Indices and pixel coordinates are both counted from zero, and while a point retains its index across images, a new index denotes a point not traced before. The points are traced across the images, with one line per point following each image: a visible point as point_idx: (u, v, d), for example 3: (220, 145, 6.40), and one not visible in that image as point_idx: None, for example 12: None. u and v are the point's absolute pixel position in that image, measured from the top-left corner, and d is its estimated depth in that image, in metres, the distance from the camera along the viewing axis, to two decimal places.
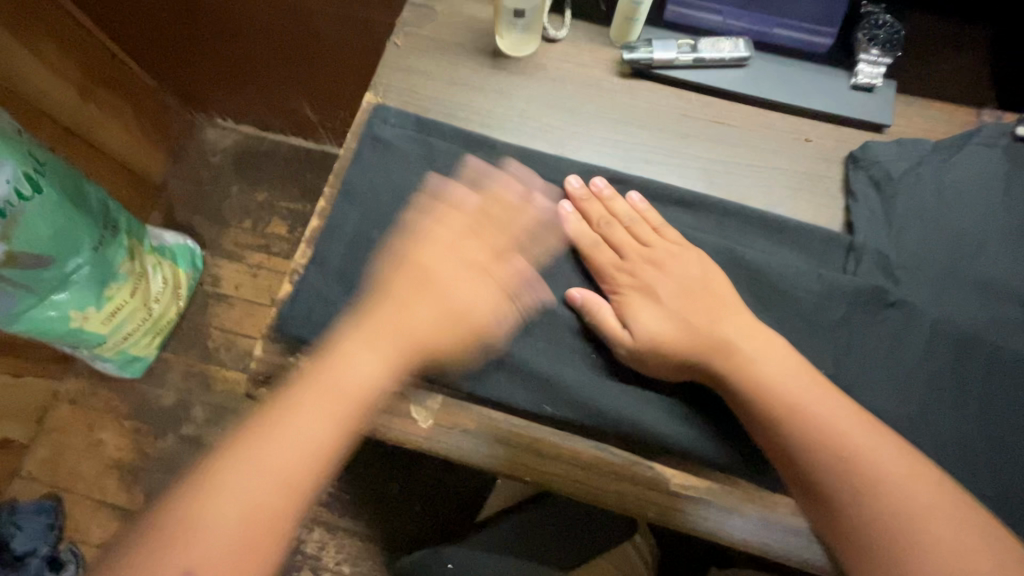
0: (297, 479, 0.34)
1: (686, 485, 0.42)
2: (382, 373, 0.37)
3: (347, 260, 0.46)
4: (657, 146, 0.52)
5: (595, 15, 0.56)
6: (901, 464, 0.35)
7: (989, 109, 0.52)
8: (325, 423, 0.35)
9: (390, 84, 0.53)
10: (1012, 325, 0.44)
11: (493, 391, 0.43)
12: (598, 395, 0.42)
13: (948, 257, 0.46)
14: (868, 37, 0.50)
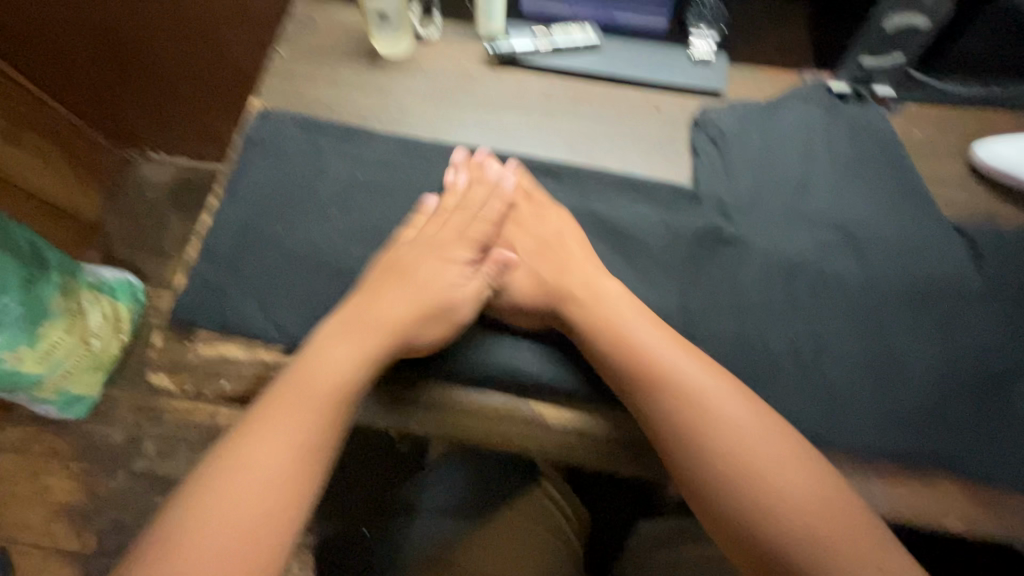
0: (342, 389, 0.39)
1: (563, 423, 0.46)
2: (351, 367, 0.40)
3: (233, 255, 0.49)
4: (522, 127, 0.57)
5: (460, 11, 0.61)
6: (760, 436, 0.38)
7: (809, 70, 0.59)
8: (354, 363, 0.40)
9: (274, 90, 0.57)
10: (837, 249, 0.50)
11: None
12: (469, 342, 0.47)
13: (771, 198, 0.53)
14: (696, 16, 0.58)
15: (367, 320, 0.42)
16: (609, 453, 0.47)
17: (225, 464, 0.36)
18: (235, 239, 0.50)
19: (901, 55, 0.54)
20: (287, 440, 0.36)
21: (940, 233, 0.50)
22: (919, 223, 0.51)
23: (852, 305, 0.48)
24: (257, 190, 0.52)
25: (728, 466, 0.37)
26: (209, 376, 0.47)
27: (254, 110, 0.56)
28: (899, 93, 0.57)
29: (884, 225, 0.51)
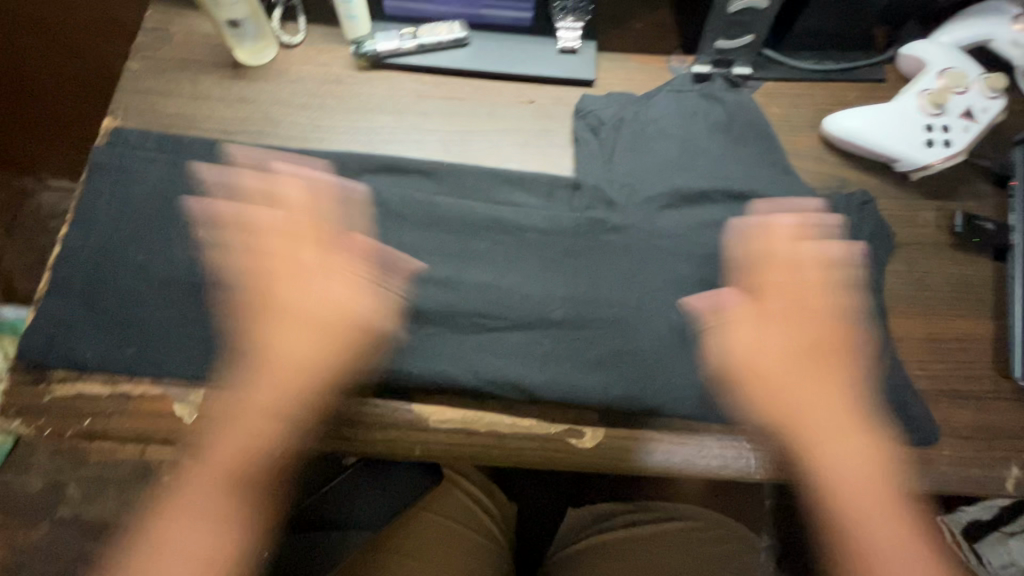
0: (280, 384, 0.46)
1: (546, 433, 0.47)
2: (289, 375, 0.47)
3: (92, 291, 0.47)
4: (397, 130, 0.56)
5: (323, 15, 0.60)
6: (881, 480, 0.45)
7: (675, 55, 0.61)
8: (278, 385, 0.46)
9: (128, 107, 0.55)
10: (711, 224, 0.52)
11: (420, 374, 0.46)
12: (523, 369, 0.46)
13: (644, 180, 0.54)
14: (560, 8, 0.59)
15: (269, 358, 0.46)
16: (497, 451, 0.47)
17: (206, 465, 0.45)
18: (97, 273, 0.47)
19: (750, 35, 0.56)
20: (203, 514, 0.45)
21: (803, 201, 0.52)
22: (783, 193, 0.53)
23: (720, 278, 0.50)
24: (113, 214, 0.49)
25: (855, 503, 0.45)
26: (62, 419, 0.45)
27: (108, 130, 0.54)
28: (756, 72, 0.60)
29: (749, 198, 0.53)
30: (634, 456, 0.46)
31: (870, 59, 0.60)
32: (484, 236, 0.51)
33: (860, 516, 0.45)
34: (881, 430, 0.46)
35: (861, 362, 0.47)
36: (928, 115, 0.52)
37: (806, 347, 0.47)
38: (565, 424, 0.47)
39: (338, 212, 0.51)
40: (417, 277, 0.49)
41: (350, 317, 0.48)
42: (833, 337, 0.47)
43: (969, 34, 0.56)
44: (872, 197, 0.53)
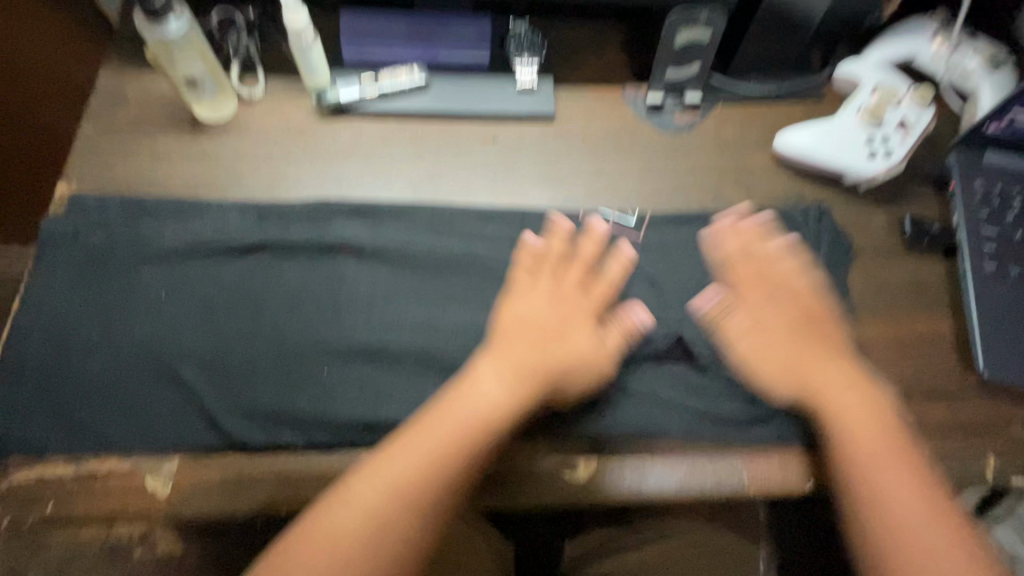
0: (483, 418, 0.43)
1: (541, 465, 0.47)
2: (504, 389, 0.44)
3: (50, 370, 0.45)
4: (366, 177, 0.57)
5: (282, 67, 0.60)
6: (897, 483, 0.40)
7: (630, 86, 0.63)
8: (436, 463, 0.41)
9: (84, 171, 0.53)
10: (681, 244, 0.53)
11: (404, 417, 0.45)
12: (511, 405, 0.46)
13: (612, 211, 0.56)
14: (516, 46, 0.61)
15: (442, 432, 0.42)
16: (490, 493, 0.46)
17: (317, 528, 0.39)
18: (53, 349, 0.45)
19: (697, 64, 0.60)
20: (376, 527, 0.39)
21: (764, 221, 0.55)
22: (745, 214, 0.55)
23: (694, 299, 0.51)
24: (72, 285, 0.48)
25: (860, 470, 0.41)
26: (19, 509, 0.42)
27: (63, 196, 0.52)
28: (707, 97, 0.63)
29: (707, 219, 0.55)
30: (627, 483, 0.46)
31: (810, 79, 0.63)
32: (460, 277, 0.51)
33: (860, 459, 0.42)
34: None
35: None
36: (866, 130, 0.56)
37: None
38: (560, 455, 0.47)
39: (311, 263, 0.50)
40: (397, 321, 0.49)
41: (331, 372, 0.47)
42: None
43: (894, 52, 0.61)
44: (827, 208, 0.56)
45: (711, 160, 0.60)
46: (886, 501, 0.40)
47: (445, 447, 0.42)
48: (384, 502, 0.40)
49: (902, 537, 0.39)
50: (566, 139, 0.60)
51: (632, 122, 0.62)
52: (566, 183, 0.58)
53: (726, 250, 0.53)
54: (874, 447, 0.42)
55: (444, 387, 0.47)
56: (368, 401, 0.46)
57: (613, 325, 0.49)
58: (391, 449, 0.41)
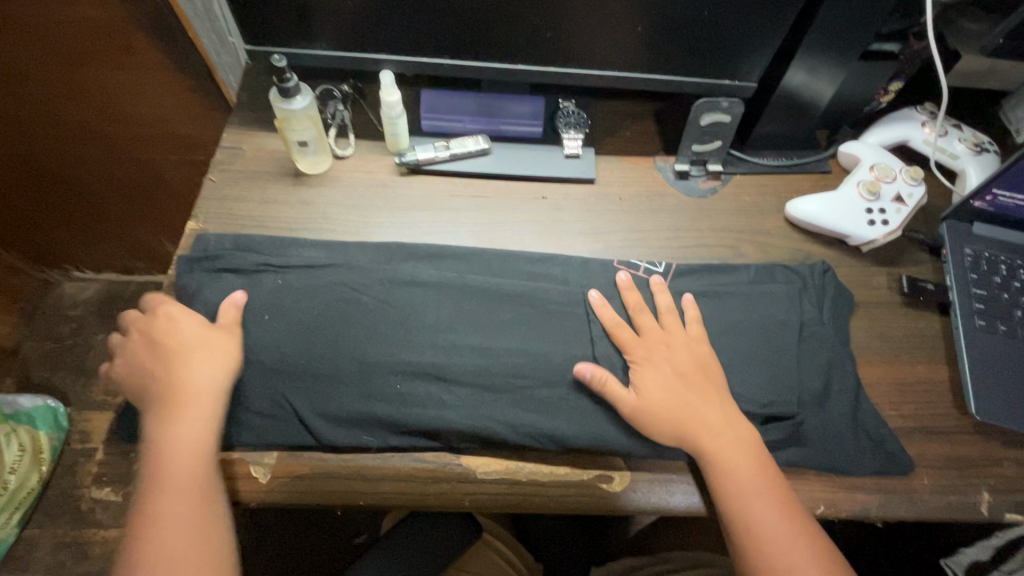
0: (196, 452, 0.49)
1: (580, 475, 0.54)
2: (201, 436, 0.50)
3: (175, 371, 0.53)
4: (436, 224, 0.67)
5: (369, 132, 0.73)
6: (765, 511, 0.49)
7: (660, 156, 0.74)
8: (208, 423, 0.51)
9: (209, 211, 0.65)
10: (706, 290, 0.61)
11: (464, 427, 0.53)
12: (556, 422, 0.53)
13: (641, 261, 0.66)
14: (565, 123, 0.72)
15: (184, 397, 0.51)
16: (537, 499, 0.53)
17: (146, 520, 0.46)
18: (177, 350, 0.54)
19: (718, 141, 0.70)
20: (187, 524, 0.46)
21: (772, 274, 0.63)
22: (757, 271, 0.64)
23: (719, 338, 0.58)
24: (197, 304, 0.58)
25: (744, 503, 0.49)
26: None
27: (192, 230, 0.63)
28: (727, 168, 0.73)
29: (725, 270, 0.64)
30: (658, 497, 0.53)
31: (817, 155, 0.73)
32: (509, 311, 0.59)
33: (730, 490, 0.50)
34: (867, 463, 0.53)
35: (843, 403, 0.56)
36: (866, 200, 0.65)
37: (796, 393, 0.55)
38: (596, 468, 0.54)
39: (387, 290, 0.59)
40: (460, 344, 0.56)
41: (402, 385, 0.54)
42: (816, 384, 0.56)
43: (890, 135, 0.71)
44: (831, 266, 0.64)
45: (730, 221, 0.69)
46: (759, 531, 0.48)
47: (197, 467, 0.49)
48: (192, 506, 0.47)
49: (777, 560, 0.47)
50: (604, 199, 0.71)
51: (662, 186, 0.72)
52: (604, 235, 0.68)
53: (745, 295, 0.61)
54: (745, 480, 0.50)
55: (500, 403, 0.54)
56: (433, 411, 0.53)
57: (659, 355, 0.55)
58: (153, 491, 0.47)
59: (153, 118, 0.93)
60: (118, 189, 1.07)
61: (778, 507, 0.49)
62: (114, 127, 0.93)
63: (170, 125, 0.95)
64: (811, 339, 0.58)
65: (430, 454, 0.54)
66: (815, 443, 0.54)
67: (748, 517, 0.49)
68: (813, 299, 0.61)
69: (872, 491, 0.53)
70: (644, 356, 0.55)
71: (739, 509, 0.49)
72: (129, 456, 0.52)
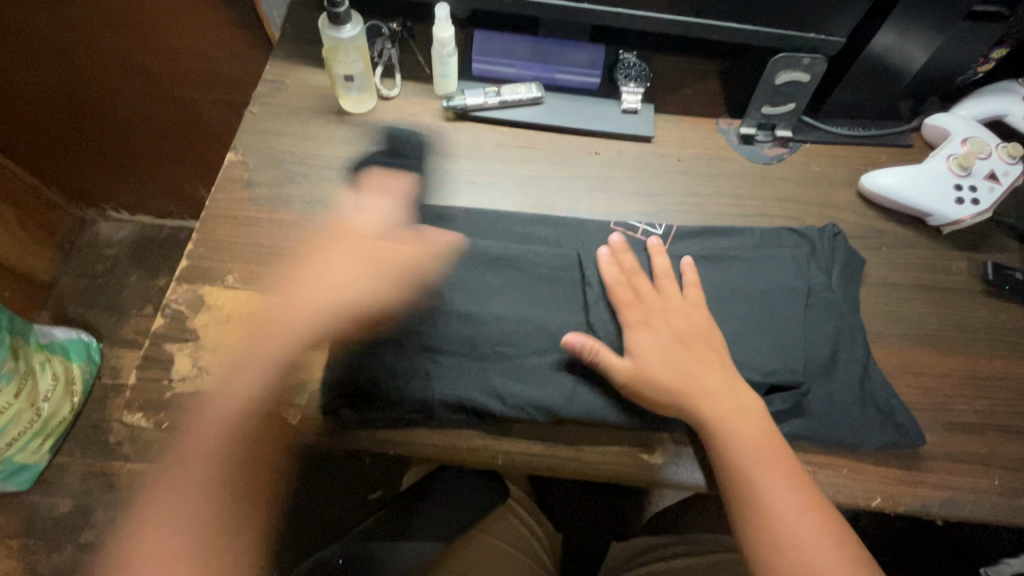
0: None
1: (610, 442, 0.51)
2: None
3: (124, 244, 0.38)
4: (480, 173, 0.64)
5: (416, 73, 0.69)
6: (774, 489, 0.45)
7: (723, 118, 0.69)
8: None
9: (248, 144, 0.62)
10: (768, 259, 0.56)
11: (457, 393, 0.50)
12: (564, 395, 0.50)
13: (639, 222, 0.61)
14: (625, 75, 0.67)
15: None
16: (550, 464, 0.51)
17: None
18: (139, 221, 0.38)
19: (792, 103, 0.64)
20: None
21: (780, 239, 0.58)
22: (761, 233, 0.59)
23: (768, 307, 0.54)
24: (232, 239, 0.56)
25: (749, 479, 0.46)
26: (177, 415, 0.49)
27: (230, 162, 0.61)
28: (797, 134, 0.67)
29: (727, 231, 0.59)
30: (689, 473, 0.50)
31: (898, 127, 0.67)
32: (495, 271, 0.55)
33: (733, 465, 0.46)
34: (876, 435, 0.49)
35: (851, 372, 0.52)
36: (955, 176, 0.59)
37: (802, 362, 0.51)
38: (625, 436, 0.51)
39: (390, 237, 0.55)
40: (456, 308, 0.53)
41: (392, 358, 0.51)
42: (822, 355, 0.52)
43: (984, 108, 0.64)
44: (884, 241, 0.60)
45: (797, 192, 0.64)
46: (779, 508, 0.45)
47: None
48: None
49: (785, 540, 0.44)
50: (661, 159, 0.66)
51: (724, 150, 0.67)
52: (659, 198, 0.64)
53: (752, 262, 0.56)
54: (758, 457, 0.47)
55: (499, 368, 0.51)
56: (428, 371, 0.50)
57: (659, 322, 0.52)
58: None
59: (194, 52, 0.90)
60: (157, 130, 1.07)
61: (787, 485, 0.45)
62: (153, 59, 0.91)
63: (212, 61, 0.92)
64: (818, 306, 0.54)
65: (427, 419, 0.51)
66: (881, 430, 0.49)
67: (757, 494, 0.45)
68: (834, 266, 0.57)
69: (935, 487, 0.49)
70: (642, 322, 0.52)
71: (745, 484, 0.46)
72: (159, 382, 0.50)
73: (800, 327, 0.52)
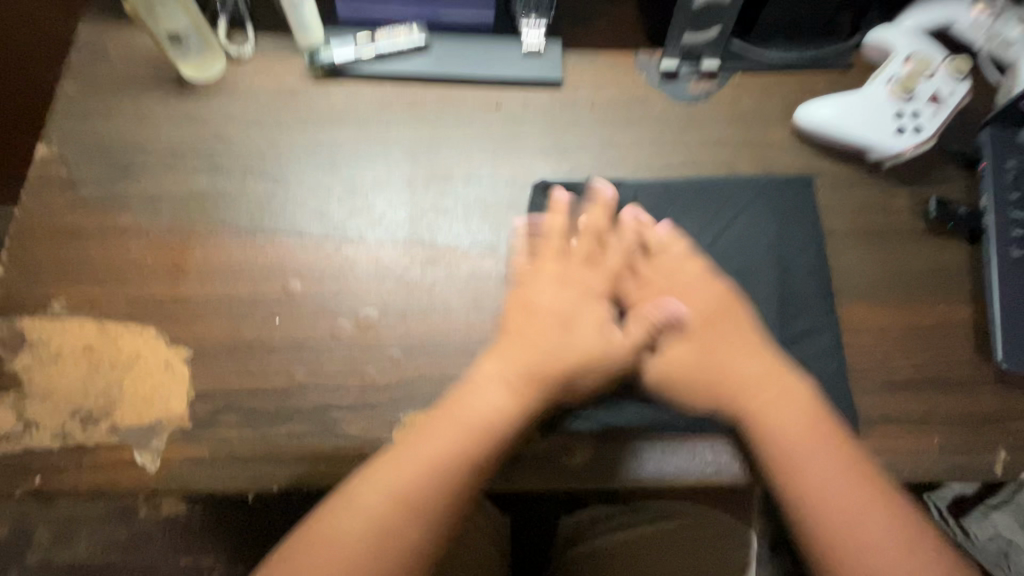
0: None
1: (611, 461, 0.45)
2: None
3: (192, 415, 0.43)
4: (359, 143, 0.54)
5: (272, 23, 0.57)
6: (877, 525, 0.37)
7: (643, 51, 0.59)
8: None
9: (65, 132, 0.50)
10: (745, 229, 0.51)
11: (334, 409, 0.44)
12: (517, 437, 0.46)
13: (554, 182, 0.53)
14: (523, 6, 0.57)
15: None
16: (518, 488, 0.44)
17: None
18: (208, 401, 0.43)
19: (717, 28, 0.55)
20: None
21: (772, 212, 0.52)
22: (760, 208, 0.52)
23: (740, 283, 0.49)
24: (52, 257, 0.46)
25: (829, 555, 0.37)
26: (5, 480, 0.40)
27: (43, 158, 0.49)
28: (726, 65, 0.58)
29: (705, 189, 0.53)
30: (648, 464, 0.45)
31: (837, 47, 0.59)
32: (377, 269, 0.49)
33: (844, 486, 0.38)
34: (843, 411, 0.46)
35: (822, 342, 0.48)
36: (896, 103, 0.53)
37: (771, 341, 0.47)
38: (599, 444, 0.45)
39: (250, 245, 0.49)
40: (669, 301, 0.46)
41: (251, 393, 0.44)
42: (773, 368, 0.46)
43: (930, 18, 0.56)
44: (817, 181, 0.54)
45: (726, 133, 0.56)
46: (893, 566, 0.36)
47: None
48: None
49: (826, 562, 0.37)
50: (573, 107, 0.57)
51: (645, 90, 0.58)
52: (571, 154, 0.55)
53: (728, 243, 0.51)
54: (894, 550, 0.36)
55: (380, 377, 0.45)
56: (279, 410, 0.44)
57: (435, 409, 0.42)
58: None
59: None
60: None
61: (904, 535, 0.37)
62: None
63: None
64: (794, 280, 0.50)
65: (302, 448, 0.43)
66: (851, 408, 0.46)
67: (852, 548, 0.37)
68: (809, 254, 0.51)
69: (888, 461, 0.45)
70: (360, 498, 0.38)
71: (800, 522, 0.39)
72: None
73: (756, 316, 0.46)
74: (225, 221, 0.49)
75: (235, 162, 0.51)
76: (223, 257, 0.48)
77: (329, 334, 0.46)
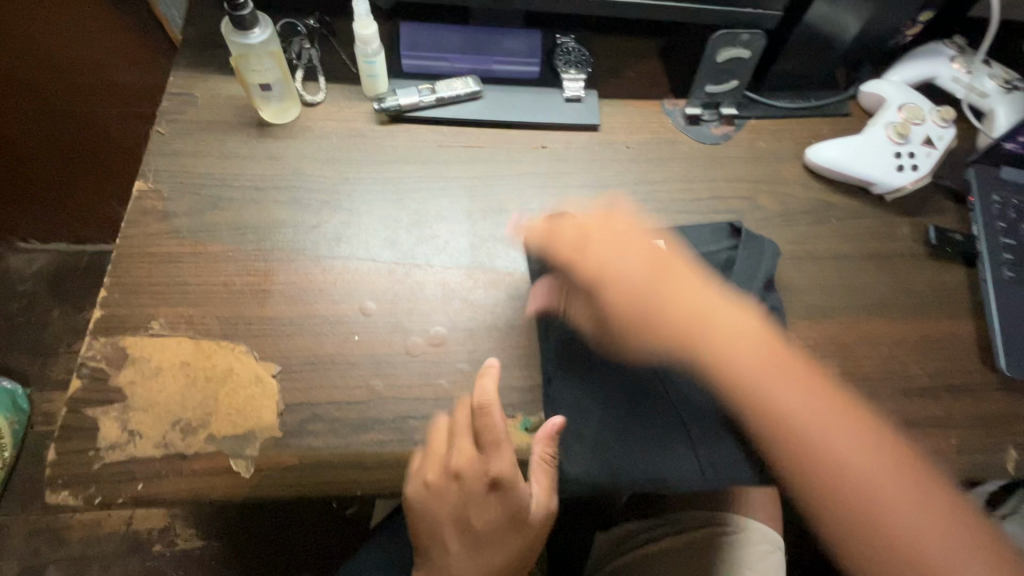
0: None
1: None
2: None
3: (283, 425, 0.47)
4: (421, 180, 0.59)
5: (341, 74, 0.63)
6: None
7: (669, 99, 0.67)
8: None
9: (159, 169, 0.56)
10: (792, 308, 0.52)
11: (413, 419, 0.48)
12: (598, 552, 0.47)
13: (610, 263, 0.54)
14: (564, 62, 0.64)
15: None
16: None
17: None
18: (297, 413, 0.47)
19: (735, 80, 0.64)
20: None
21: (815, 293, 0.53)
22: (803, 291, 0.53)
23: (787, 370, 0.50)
24: (151, 279, 0.50)
25: None
26: (110, 487, 0.43)
27: (140, 192, 0.54)
28: (743, 111, 0.66)
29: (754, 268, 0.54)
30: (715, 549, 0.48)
31: (837, 97, 0.67)
32: (444, 292, 0.54)
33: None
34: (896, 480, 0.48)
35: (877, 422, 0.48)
36: (894, 145, 0.60)
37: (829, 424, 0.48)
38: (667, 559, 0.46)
39: (328, 271, 0.53)
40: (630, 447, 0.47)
41: (336, 404, 0.48)
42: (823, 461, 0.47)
43: (916, 72, 0.65)
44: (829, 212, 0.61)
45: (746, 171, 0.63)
46: None
47: None
48: None
49: None
50: (610, 148, 0.64)
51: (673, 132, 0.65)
52: (611, 189, 0.61)
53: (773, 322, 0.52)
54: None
55: (452, 390, 0.50)
56: (363, 419, 0.48)
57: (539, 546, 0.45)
58: None
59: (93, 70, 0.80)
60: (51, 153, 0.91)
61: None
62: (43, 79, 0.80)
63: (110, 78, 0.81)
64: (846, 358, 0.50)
65: (384, 455, 0.47)
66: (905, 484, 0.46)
67: None
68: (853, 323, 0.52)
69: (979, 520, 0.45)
70: None
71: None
72: (85, 454, 0.44)
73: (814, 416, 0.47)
74: (305, 249, 0.54)
75: (311, 197, 0.57)
76: (304, 280, 0.53)
77: (404, 349, 0.51)
